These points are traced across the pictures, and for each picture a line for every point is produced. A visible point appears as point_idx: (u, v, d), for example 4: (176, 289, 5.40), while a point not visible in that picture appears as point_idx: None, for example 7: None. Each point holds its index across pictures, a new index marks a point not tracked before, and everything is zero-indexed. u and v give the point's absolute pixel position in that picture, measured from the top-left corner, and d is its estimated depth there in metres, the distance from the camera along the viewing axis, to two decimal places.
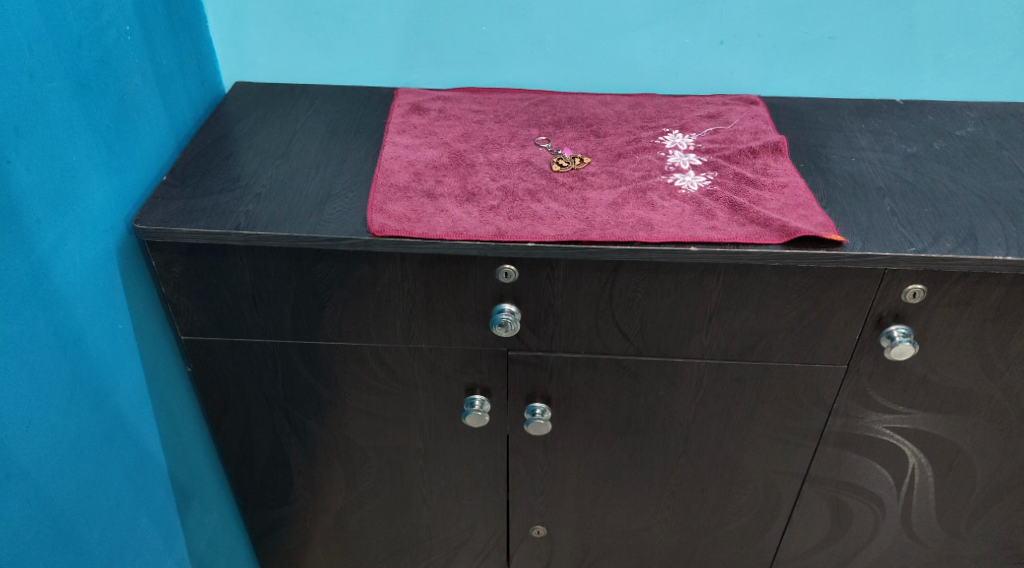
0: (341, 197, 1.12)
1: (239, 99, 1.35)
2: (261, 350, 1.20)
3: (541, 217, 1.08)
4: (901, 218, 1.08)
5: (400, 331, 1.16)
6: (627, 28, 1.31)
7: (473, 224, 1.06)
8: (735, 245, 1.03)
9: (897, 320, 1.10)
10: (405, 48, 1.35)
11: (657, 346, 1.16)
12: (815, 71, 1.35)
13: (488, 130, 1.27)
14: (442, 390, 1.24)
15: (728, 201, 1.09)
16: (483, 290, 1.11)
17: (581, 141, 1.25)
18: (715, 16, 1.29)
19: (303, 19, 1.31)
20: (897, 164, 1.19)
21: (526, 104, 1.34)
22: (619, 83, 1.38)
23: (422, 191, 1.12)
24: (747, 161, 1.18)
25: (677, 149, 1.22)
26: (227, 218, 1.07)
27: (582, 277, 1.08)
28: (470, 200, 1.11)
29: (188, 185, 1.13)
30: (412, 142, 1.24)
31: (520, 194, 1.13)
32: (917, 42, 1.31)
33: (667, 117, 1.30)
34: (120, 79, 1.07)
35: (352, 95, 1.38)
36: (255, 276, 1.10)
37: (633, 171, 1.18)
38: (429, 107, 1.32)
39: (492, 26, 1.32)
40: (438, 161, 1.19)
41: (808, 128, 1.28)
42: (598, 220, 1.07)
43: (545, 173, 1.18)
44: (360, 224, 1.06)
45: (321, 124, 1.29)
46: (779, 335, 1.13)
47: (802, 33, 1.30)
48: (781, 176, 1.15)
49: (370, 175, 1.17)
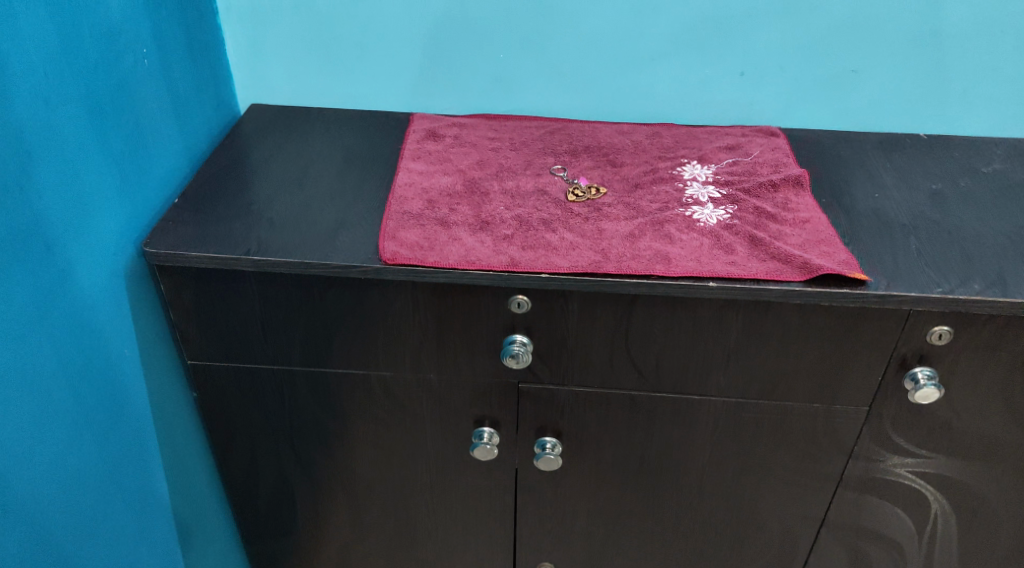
0: (353, 225, 1.10)
1: (254, 122, 1.34)
2: (267, 377, 1.18)
3: (556, 248, 1.06)
4: (926, 257, 1.05)
5: (409, 361, 1.14)
6: (647, 58, 1.30)
7: (487, 254, 1.04)
8: (755, 281, 1.00)
9: (921, 361, 1.07)
10: (421, 74, 1.34)
11: (673, 383, 1.13)
12: (837, 104, 1.32)
13: (503, 158, 1.26)
14: (451, 422, 1.21)
15: (747, 236, 1.07)
16: (495, 321, 1.08)
17: (598, 171, 1.23)
18: (734, 49, 1.27)
19: (321, 43, 1.31)
20: (921, 202, 1.16)
21: (542, 132, 1.32)
22: (637, 112, 1.36)
23: (436, 219, 1.11)
24: (767, 194, 1.16)
25: (695, 180, 1.20)
26: (238, 243, 1.05)
27: (598, 312, 1.06)
28: (484, 228, 1.09)
29: (199, 210, 1.12)
30: (427, 168, 1.22)
31: (534, 223, 1.11)
32: (942, 77, 1.28)
33: (686, 148, 1.28)
34: (136, 103, 1.07)
35: (367, 119, 1.37)
36: (264, 304, 1.09)
37: (650, 203, 1.15)
38: (445, 134, 1.30)
39: (509, 54, 1.31)
40: (452, 189, 1.17)
41: (831, 163, 1.25)
42: (614, 252, 1.05)
43: (560, 203, 1.16)
44: (372, 252, 1.05)
45: (335, 149, 1.28)
46: (799, 375, 1.10)
47: (824, 66, 1.28)
48: (802, 211, 1.12)
49: (384, 202, 1.15)
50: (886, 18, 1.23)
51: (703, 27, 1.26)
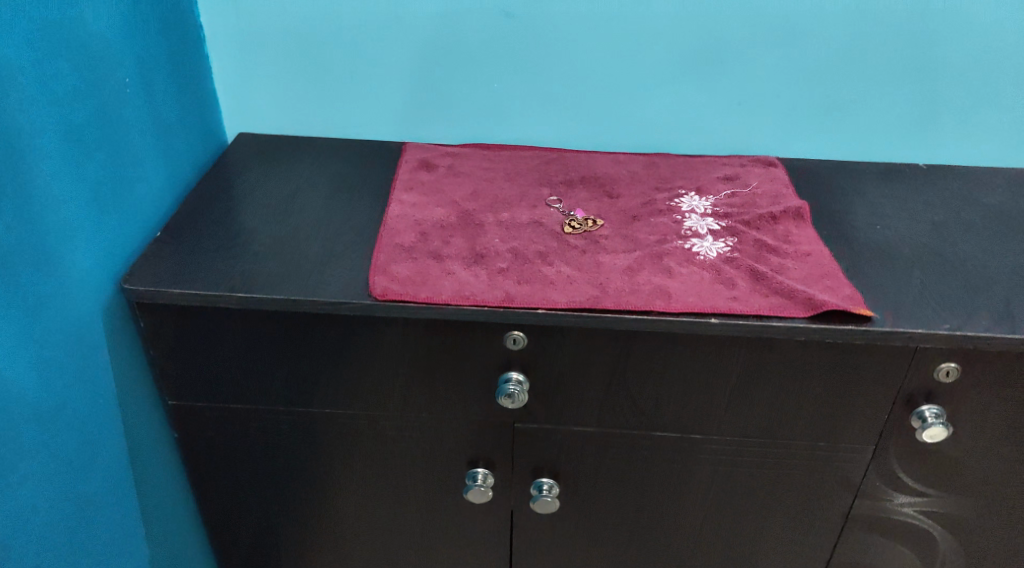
0: (343, 258, 1.07)
1: (241, 151, 1.31)
2: (252, 416, 1.13)
3: (552, 282, 1.03)
4: (932, 291, 1.02)
5: (400, 400, 1.10)
6: (642, 87, 1.28)
7: (481, 288, 1.01)
8: (758, 317, 0.97)
9: (928, 399, 1.04)
10: (413, 103, 1.31)
11: (673, 422, 1.09)
12: (836, 133, 1.31)
13: (497, 188, 1.23)
14: (444, 462, 1.17)
15: (749, 270, 1.04)
16: (489, 358, 1.05)
17: (593, 202, 1.20)
18: (731, 77, 1.26)
19: (310, 70, 1.28)
20: (923, 233, 1.14)
21: (536, 162, 1.30)
22: (633, 142, 1.34)
23: (428, 252, 1.07)
24: (767, 227, 1.13)
25: (693, 212, 1.17)
26: (222, 279, 1.02)
27: (595, 348, 1.03)
28: (478, 262, 1.06)
29: (182, 243, 1.08)
30: (419, 200, 1.19)
31: (530, 256, 1.08)
32: (941, 106, 1.27)
33: (683, 178, 1.25)
34: (116, 133, 1.04)
35: (358, 149, 1.34)
36: (250, 342, 1.05)
37: (648, 235, 1.12)
38: (437, 164, 1.28)
39: (503, 83, 1.28)
40: (445, 221, 1.14)
41: (831, 194, 1.23)
42: (612, 286, 1.02)
43: (556, 235, 1.13)
44: (362, 287, 1.01)
45: (324, 180, 1.25)
46: (803, 413, 1.06)
47: (822, 95, 1.27)
48: (803, 244, 1.10)
49: (374, 234, 1.12)
50: (884, 46, 1.22)
51: (699, 56, 1.24)
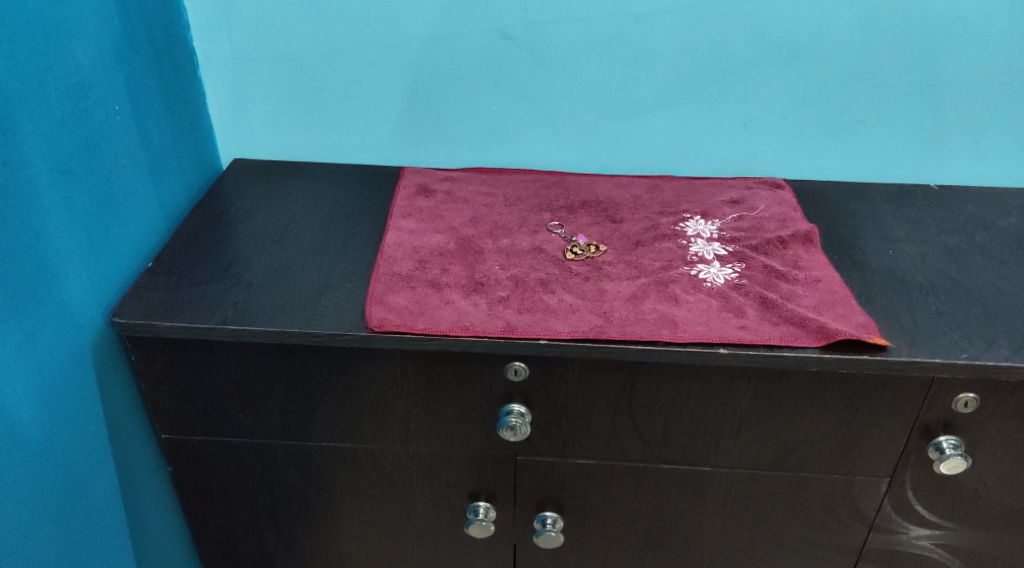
0: (338, 288, 1.04)
1: (236, 178, 1.29)
2: (247, 450, 1.10)
3: (554, 310, 0.99)
4: (948, 319, 0.99)
5: (398, 433, 1.06)
6: (645, 110, 1.25)
7: (481, 318, 0.97)
8: (768, 347, 0.94)
9: (946, 430, 1.01)
10: (410, 127, 1.29)
11: (681, 455, 1.06)
12: (844, 155, 1.28)
13: (497, 214, 1.20)
14: (444, 497, 1.13)
15: (758, 297, 1.01)
16: (489, 390, 1.01)
17: (596, 227, 1.17)
18: (735, 99, 1.23)
19: (306, 95, 1.26)
20: (937, 258, 1.11)
21: (537, 186, 1.27)
22: (636, 164, 1.31)
23: (426, 280, 1.04)
24: (776, 252, 1.10)
25: (699, 236, 1.14)
26: (213, 311, 0.99)
27: (600, 380, 0.99)
28: (478, 290, 1.03)
29: (174, 273, 1.05)
30: (417, 226, 1.16)
31: (531, 284, 1.04)
32: (951, 127, 1.24)
33: (687, 202, 1.22)
34: (107, 161, 1.01)
35: (355, 174, 1.31)
36: (243, 375, 1.02)
37: (653, 261, 1.09)
38: (436, 189, 1.25)
39: (502, 106, 1.26)
40: (444, 248, 1.11)
41: (840, 217, 1.20)
42: (617, 315, 0.98)
43: (558, 262, 1.09)
44: (358, 317, 0.98)
45: (320, 206, 1.22)
46: (816, 444, 1.03)
47: (829, 116, 1.24)
48: (814, 269, 1.06)
49: (370, 262, 1.09)
50: (892, 66, 1.19)
51: (702, 77, 1.21)
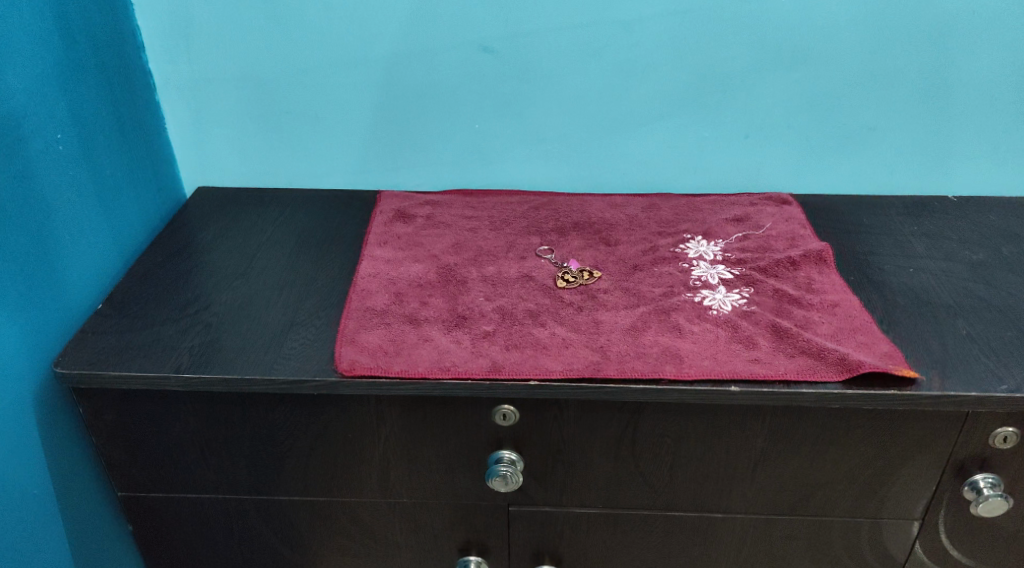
0: (306, 327, 0.94)
1: (200, 207, 1.20)
2: (212, 508, 1.00)
3: (545, 346, 0.90)
4: (981, 344, 0.90)
5: (378, 485, 0.96)
6: (638, 123, 1.16)
7: (464, 357, 0.88)
8: (785, 383, 0.85)
9: (983, 467, 0.91)
10: (386, 148, 1.20)
11: (690, 501, 0.96)
12: (854, 166, 1.19)
13: (481, 239, 1.10)
14: (431, 551, 1.03)
15: (770, 326, 0.92)
16: (476, 436, 0.92)
17: (589, 251, 1.08)
18: (735, 109, 1.14)
19: (274, 117, 1.17)
20: (962, 275, 1.02)
21: (525, 208, 1.18)
22: (630, 182, 1.22)
23: (404, 316, 0.94)
24: (787, 273, 1.01)
25: (701, 259, 1.05)
26: (166, 357, 0.89)
27: (598, 422, 0.90)
28: (460, 325, 0.93)
29: (125, 316, 0.96)
30: (395, 255, 1.06)
31: (519, 316, 0.95)
32: (968, 132, 1.15)
33: (687, 221, 1.13)
34: (48, 195, 0.92)
35: (329, 199, 1.22)
36: (203, 427, 0.92)
37: (652, 287, 1.00)
38: (416, 213, 1.15)
39: (485, 123, 1.17)
40: (424, 278, 1.02)
41: (854, 233, 1.11)
42: (615, 350, 0.89)
43: (549, 290, 1.00)
44: (328, 361, 0.89)
45: (291, 236, 1.13)
46: (839, 486, 0.93)
47: (836, 125, 1.15)
48: (829, 292, 0.98)
49: (342, 297, 1.00)
50: (903, 70, 1.10)
51: (699, 86, 1.12)
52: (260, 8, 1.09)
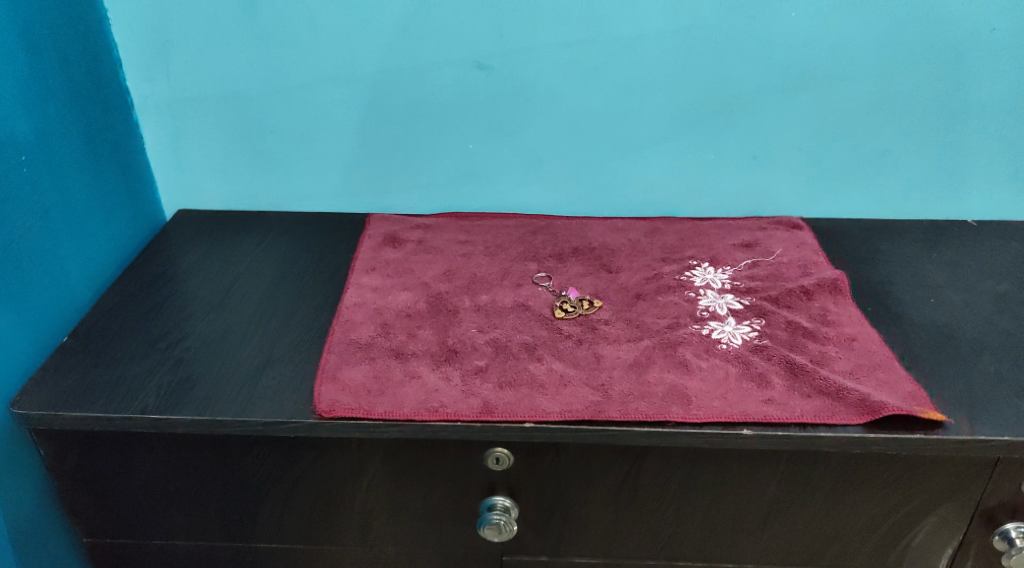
0: (284, 364, 0.88)
1: (179, 233, 1.14)
2: (183, 556, 0.93)
3: (541, 384, 0.83)
4: (1011, 384, 0.84)
5: (361, 533, 0.89)
6: (640, 144, 1.10)
7: (454, 397, 0.81)
8: (800, 426, 0.79)
9: (1013, 516, 0.85)
10: (375, 170, 1.14)
11: (697, 551, 0.89)
12: (868, 189, 1.12)
13: (475, 265, 1.04)
14: None
15: (784, 362, 0.86)
16: (466, 482, 0.85)
17: (589, 278, 1.01)
18: (743, 130, 1.08)
19: (257, 137, 1.12)
20: (986, 307, 0.95)
21: (521, 232, 1.12)
22: (632, 205, 1.16)
23: (390, 350, 0.88)
24: (800, 303, 0.95)
25: (708, 287, 0.98)
26: (132, 397, 0.83)
27: (598, 468, 0.83)
28: (450, 359, 0.87)
29: (92, 351, 0.90)
30: (382, 282, 1.00)
31: (514, 350, 0.88)
32: (989, 155, 1.09)
33: (693, 246, 1.07)
34: (10, 221, 0.86)
35: (315, 223, 1.16)
36: (172, 473, 0.86)
37: (657, 318, 0.93)
38: (406, 238, 1.09)
39: (479, 144, 1.11)
40: (413, 308, 0.95)
41: (869, 260, 1.05)
42: (616, 389, 0.82)
43: (546, 321, 0.93)
44: (307, 401, 0.82)
45: (272, 264, 1.07)
46: (858, 536, 0.86)
47: (850, 146, 1.09)
48: (845, 325, 0.91)
49: (323, 329, 0.93)
50: (921, 89, 1.04)
51: (705, 105, 1.06)
52: (242, 24, 1.03)
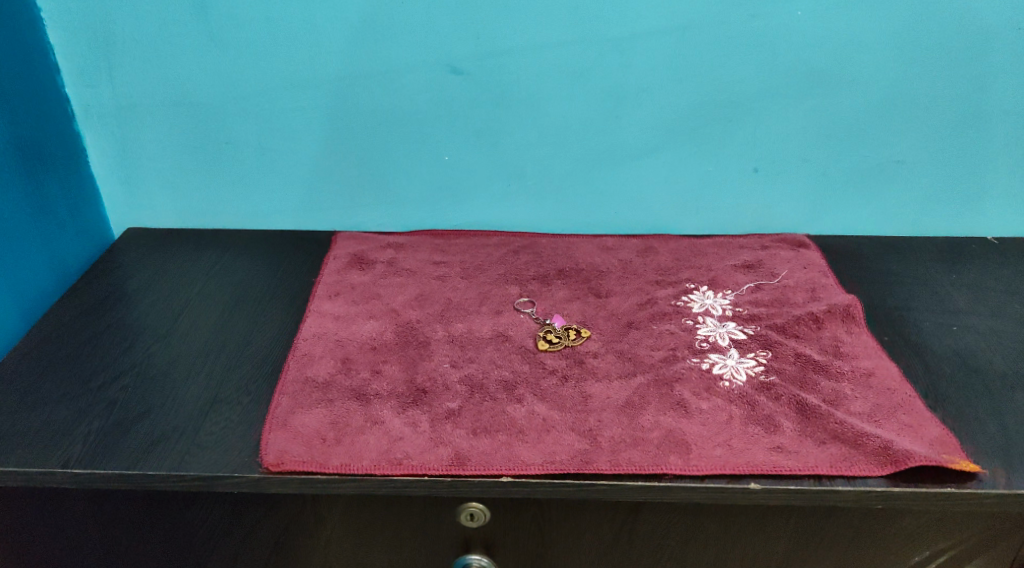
0: (232, 406, 0.78)
1: (127, 253, 1.04)
2: None
3: (521, 430, 0.73)
4: None
5: None
6: (631, 156, 1.00)
7: (421, 447, 0.72)
8: (815, 479, 0.69)
9: None
10: (342, 185, 1.04)
11: None
12: (880, 203, 1.03)
13: (450, 290, 0.94)
14: None
15: (794, 402, 0.76)
16: (437, 539, 0.75)
17: (576, 303, 0.92)
18: (744, 140, 0.99)
19: (211, 149, 1.02)
20: (1015, 335, 0.86)
21: (502, 252, 1.02)
22: (623, 221, 1.06)
23: (351, 390, 0.78)
24: (809, 332, 0.86)
25: (708, 314, 0.89)
26: (55, 447, 0.73)
27: (585, 524, 0.74)
28: (418, 401, 0.77)
29: (15, 392, 0.80)
30: (346, 310, 0.90)
31: (491, 388, 0.78)
32: (1013, 166, 1.00)
33: (690, 267, 0.97)
34: None
35: (277, 242, 1.06)
36: (105, 525, 0.77)
37: (651, 350, 0.83)
38: (374, 259, 1.00)
39: (455, 155, 1.01)
40: (379, 340, 0.85)
41: (883, 282, 0.96)
42: (606, 435, 0.73)
43: (528, 354, 0.83)
44: (254, 452, 0.73)
45: (227, 288, 0.97)
46: None
47: (862, 156, 1.00)
48: (861, 358, 0.82)
49: (278, 365, 0.84)
50: (940, 93, 0.95)
51: (703, 112, 0.97)
52: (192, 24, 0.93)
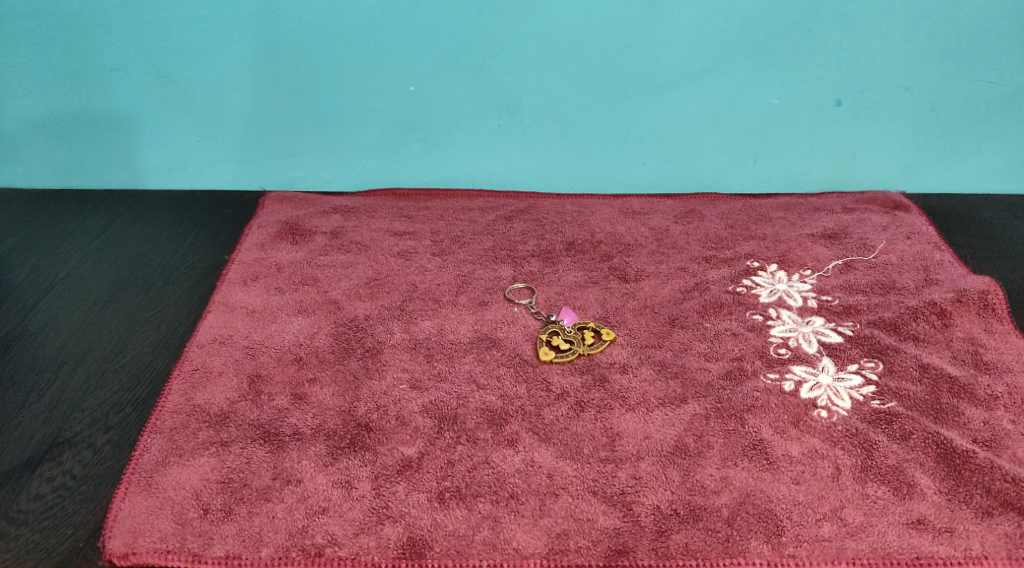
0: (78, 449, 0.52)
1: None
2: None
3: (513, 495, 0.47)
4: None
5: None
6: (668, 83, 0.73)
7: (355, 526, 0.45)
8: None
9: None
10: (273, 126, 0.77)
11: None
12: (1004, 148, 0.76)
13: (415, 272, 0.67)
14: None
15: (933, 444, 0.50)
16: None
17: (593, 289, 0.65)
18: (825, 61, 0.71)
19: (93, 77, 0.74)
20: None
21: (490, 217, 0.75)
22: (654, 174, 0.79)
23: (257, 428, 0.52)
24: (934, 332, 0.59)
25: (782, 304, 0.62)
26: None
27: None
28: (357, 445, 0.50)
29: None
30: (266, 302, 0.63)
31: (469, 423, 0.52)
32: None
33: (749, 238, 0.71)
34: None
35: (188, 205, 0.79)
36: None
37: (706, 361, 0.57)
38: (315, 228, 0.73)
39: (425, 84, 0.74)
40: (308, 346, 0.59)
41: (1020, 258, 0.69)
42: (647, 503, 0.46)
43: (524, 368, 0.57)
44: (96, 531, 0.47)
45: (110, 267, 0.71)
46: None
47: (983, 84, 0.72)
48: (1017, 370, 0.55)
49: (159, 385, 0.57)
50: None
51: (770, 20, 0.69)
52: None
